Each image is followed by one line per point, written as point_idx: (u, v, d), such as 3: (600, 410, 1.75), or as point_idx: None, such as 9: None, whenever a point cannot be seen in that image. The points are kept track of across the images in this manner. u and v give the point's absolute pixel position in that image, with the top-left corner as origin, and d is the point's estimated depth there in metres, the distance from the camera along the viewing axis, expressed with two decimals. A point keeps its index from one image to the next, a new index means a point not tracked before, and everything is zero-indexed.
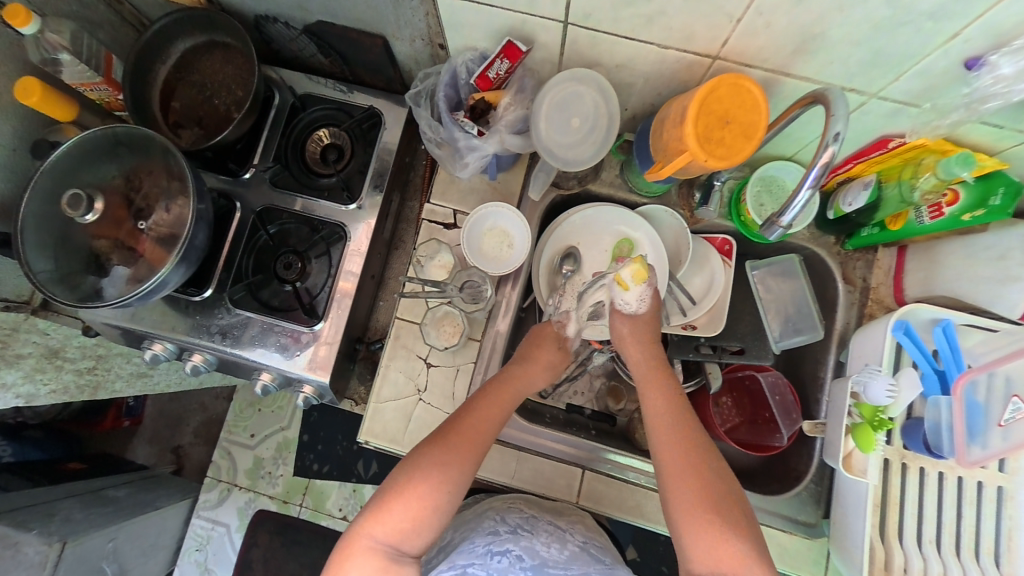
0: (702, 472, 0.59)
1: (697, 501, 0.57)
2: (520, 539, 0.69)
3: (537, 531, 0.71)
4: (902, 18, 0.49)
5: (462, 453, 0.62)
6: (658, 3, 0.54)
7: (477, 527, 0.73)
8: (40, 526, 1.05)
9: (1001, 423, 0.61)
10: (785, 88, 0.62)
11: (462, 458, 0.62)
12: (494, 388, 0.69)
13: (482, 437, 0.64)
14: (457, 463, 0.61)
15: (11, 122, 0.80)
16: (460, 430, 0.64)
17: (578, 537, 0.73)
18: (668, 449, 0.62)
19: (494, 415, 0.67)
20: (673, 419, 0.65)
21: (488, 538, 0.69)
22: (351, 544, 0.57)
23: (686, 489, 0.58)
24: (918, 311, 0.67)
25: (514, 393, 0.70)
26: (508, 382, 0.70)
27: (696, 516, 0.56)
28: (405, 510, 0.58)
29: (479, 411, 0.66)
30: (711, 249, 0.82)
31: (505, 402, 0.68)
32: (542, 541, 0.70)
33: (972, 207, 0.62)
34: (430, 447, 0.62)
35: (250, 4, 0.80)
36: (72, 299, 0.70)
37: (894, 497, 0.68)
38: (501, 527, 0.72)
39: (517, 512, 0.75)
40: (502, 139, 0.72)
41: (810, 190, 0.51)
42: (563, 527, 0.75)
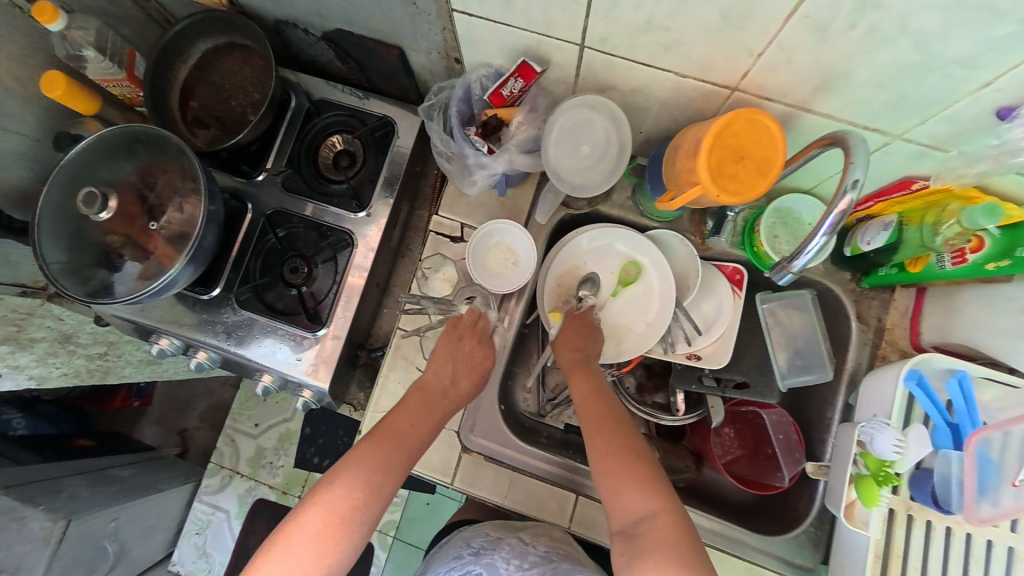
0: (611, 437, 0.64)
1: (615, 460, 0.61)
2: (480, 559, 0.72)
3: (499, 549, 0.74)
4: (931, 63, 0.47)
5: (380, 467, 0.64)
6: (677, 32, 0.52)
7: (446, 554, 0.78)
8: (46, 501, 1.07)
9: (1015, 483, 0.58)
10: (804, 124, 0.60)
11: (376, 474, 0.64)
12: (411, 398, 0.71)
13: (401, 458, 0.66)
14: (374, 482, 0.63)
15: (37, 113, 0.83)
16: (374, 448, 0.65)
17: (540, 547, 0.73)
18: (592, 422, 0.66)
19: (408, 434, 0.68)
20: (595, 400, 0.68)
21: (450, 565, 0.74)
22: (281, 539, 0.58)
23: (605, 453, 0.62)
24: (933, 361, 0.64)
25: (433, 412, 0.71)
26: (422, 394, 0.71)
27: (617, 473, 0.60)
28: (313, 535, 0.58)
29: (394, 428, 0.68)
30: (720, 278, 0.80)
31: (417, 412, 0.70)
32: (503, 558, 0.72)
33: (996, 257, 0.59)
34: (348, 464, 0.63)
35: (271, 8, 0.80)
36: (81, 292, 0.72)
37: (896, 550, 0.66)
38: (463, 550, 0.75)
39: (483, 536, 0.77)
40: (511, 158, 0.71)
41: (825, 236, 0.48)
42: (527, 540, 0.75)
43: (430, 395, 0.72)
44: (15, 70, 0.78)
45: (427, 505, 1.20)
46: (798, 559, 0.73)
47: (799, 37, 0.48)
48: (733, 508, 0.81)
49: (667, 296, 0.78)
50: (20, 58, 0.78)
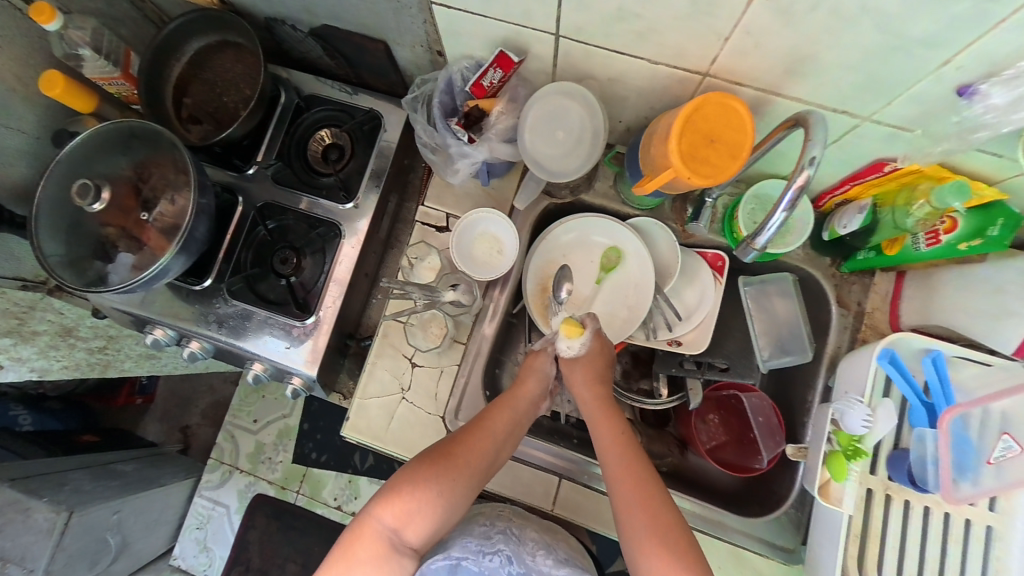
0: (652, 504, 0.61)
1: (648, 527, 0.59)
2: (509, 541, 0.72)
3: (525, 538, 0.73)
4: (893, 44, 0.47)
5: (472, 461, 0.66)
6: (647, 19, 0.54)
7: (470, 520, 0.76)
8: (50, 494, 1.10)
9: (991, 461, 0.60)
10: (776, 108, 0.61)
11: (469, 466, 0.65)
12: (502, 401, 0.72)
13: (490, 449, 0.68)
14: (473, 470, 0.65)
15: (37, 111, 0.85)
16: (466, 441, 0.67)
17: (562, 552, 0.73)
18: (623, 481, 0.64)
19: (501, 423, 0.70)
20: (627, 455, 0.66)
21: (479, 538, 0.73)
22: (391, 488, 0.63)
23: (637, 516, 0.61)
24: (909, 341, 0.64)
25: (516, 408, 0.72)
26: (511, 399, 0.73)
27: (650, 542, 0.59)
28: (408, 503, 0.61)
29: (482, 429, 0.68)
30: (702, 264, 0.81)
31: (504, 416, 0.71)
32: (529, 549, 0.72)
33: (969, 236, 0.60)
34: (450, 442, 0.67)
35: (261, 6, 0.83)
36: (78, 283, 0.74)
37: (875, 530, 0.66)
38: (491, 529, 0.74)
39: (505, 519, 0.75)
40: (491, 147, 0.73)
41: (784, 212, 0.49)
42: (548, 539, 0.74)
43: (515, 407, 0.73)
44: (17, 69, 0.80)
45: None
46: (779, 540, 0.73)
47: (763, 21, 0.49)
48: (717, 493, 0.82)
49: (647, 283, 0.80)
50: (21, 58, 0.81)
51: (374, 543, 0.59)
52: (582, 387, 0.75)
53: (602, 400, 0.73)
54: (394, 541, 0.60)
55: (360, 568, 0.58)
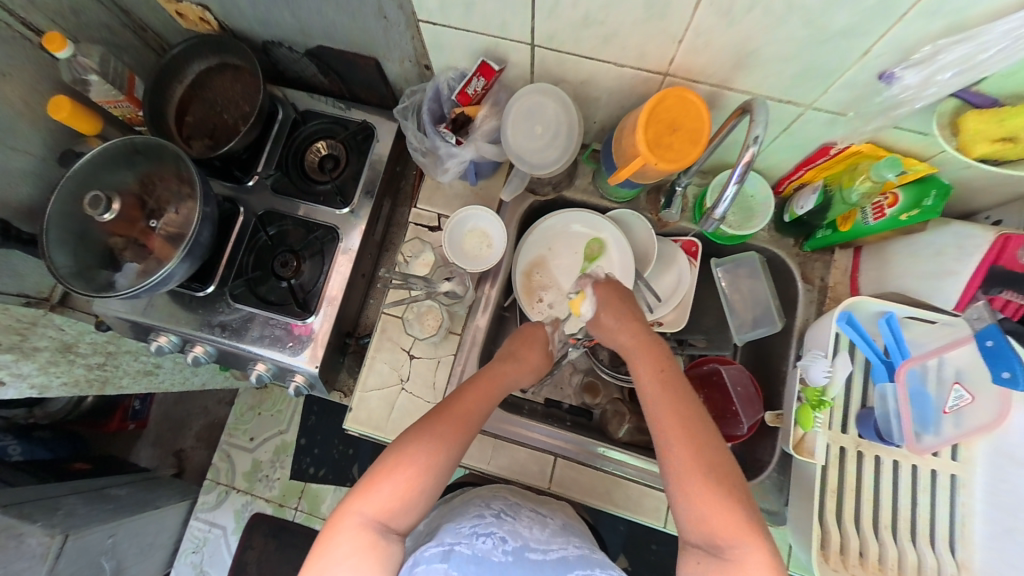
0: (690, 428, 0.59)
1: (681, 436, 0.58)
2: (503, 523, 0.71)
3: (519, 516, 0.74)
4: (820, 36, 0.55)
5: (449, 440, 0.66)
6: (610, 26, 0.61)
7: (462, 513, 0.75)
8: (45, 518, 1.10)
9: (947, 410, 0.65)
10: (730, 100, 0.69)
11: (448, 446, 0.65)
12: (480, 380, 0.73)
13: (471, 423, 0.68)
14: (453, 446, 0.65)
15: (43, 134, 0.89)
16: (443, 425, 0.67)
17: (558, 519, 0.76)
18: (668, 422, 0.60)
19: (481, 401, 0.71)
20: (665, 378, 0.65)
21: (473, 522, 0.71)
22: (370, 476, 0.63)
23: (687, 458, 0.57)
24: (865, 304, 0.70)
25: (501, 386, 0.73)
26: (493, 376, 0.74)
27: (697, 483, 0.55)
28: (389, 490, 0.61)
29: (457, 410, 0.68)
30: (678, 250, 0.87)
31: (485, 397, 0.71)
32: (524, 525, 0.73)
33: (908, 208, 0.67)
34: (430, 422, 0.66)
35: (260, 30, 0.90)
36: (88, 290, 0.77)
37: (850, 484, 0.71)
38: (485, 512, 0.74)
39: (502, 498, 0.78)
40: (478, 147, 0.80)
41: (736, 185, 0.57)
42: (544, 513, 0.77)
43: (494, 383, 0.73)
44: (25, 95, 0.85)
45: None
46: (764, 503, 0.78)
47: (709, 23, 0.57)
48: None
49: (627, 266, 0.85)
50: (29, 84, 0.85)
51: (357, 534, 0.58)
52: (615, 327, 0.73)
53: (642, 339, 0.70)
54: (379, 529, 0.60)
55: (343, 561, 0.57)
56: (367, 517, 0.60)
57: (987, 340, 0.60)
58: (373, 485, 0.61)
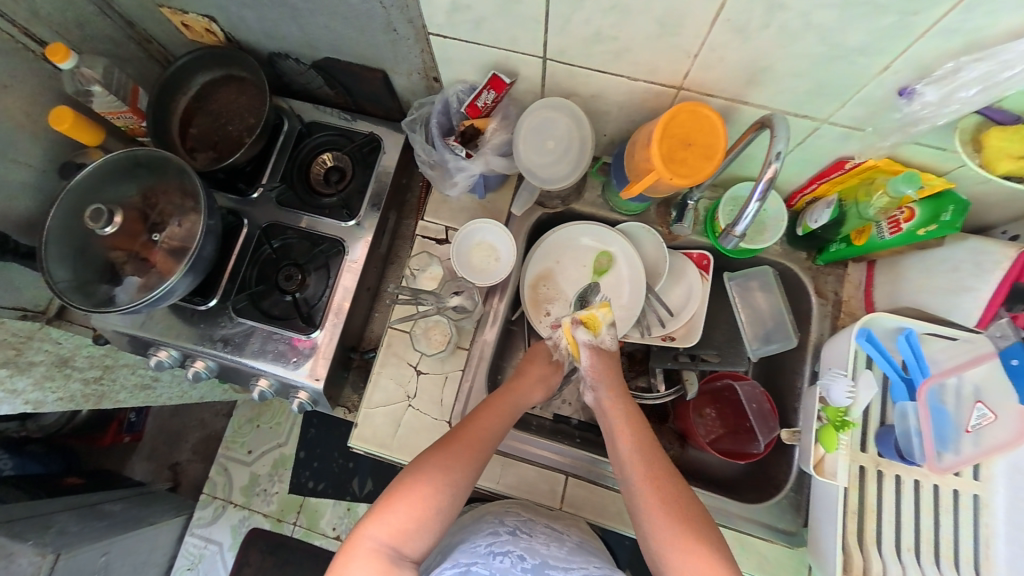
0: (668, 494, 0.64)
1: (657, 501, 0.64)
2: (519, 540, 0.70)
3: (535, 533, 0.72)
4: (836, 53, 0.54)
5: (462, 462, 0.65)
6: (622, 41, 0.60)
7: (476, 530, 0.74)
8: (35, 537, 1.06)
9: (969, 429, 0.63)
10: (743, 115, 0.68)
11: (462, 465, 0.65)
12: (491, 402, 0.73)
13: (484, 443, 0.68)
14: (466, 467, 0.65)
15: (43, 146, 0.88)
16: (457, 447, 0.67)
17: (573, 537, 0.74)
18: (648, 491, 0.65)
19: (494, 422, 0.71)
20: (644, 452, 0.69)
21: (488, 539, 0.71)
22: (384, 498, 0.62)
23: (663, 525, 0.62)
24: (881, 320, 0.69)
25: (511, 405, 0.74)
26: (506, 398, 0.74)
27: (676, 544, 0.61)
28: (404, 511, 0.61)
29: (473, 430, 0.69)
30: (688, 263, 0.87)
31: (498, 417, 0.72)
32: (541, 541, 0.71)
33: (926, 223, 0.66)
34: (444, 445, 0.67)
35: (265, 42, 0.89)
36: (87, 305, 0.75)
37: (870, 504, 0.69)
38: (500, 528, 0.73)
39: (514, 514, 0.76)
40: (487, 160, 0.78)
41: (758, 203, 0.57)
42: (559, 528, 0.75)
43: (506, 403, 0.74)
44: (26, 106, 0.84)
45: None
46: (782, 523, 0.76)
47: (724, 39, 0.56)
48: (718, 482, 0.84)
49: (638, 282, 0.85)
50: (30, 96, 0.84)
51: (368, 558, 0.57)
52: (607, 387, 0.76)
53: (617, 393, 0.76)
54: (392, 552, 0.59)
55: None
56: (380, 539, 0.59)
57: (1012, 359, 0.58)
58: (388, 506, 0.61)
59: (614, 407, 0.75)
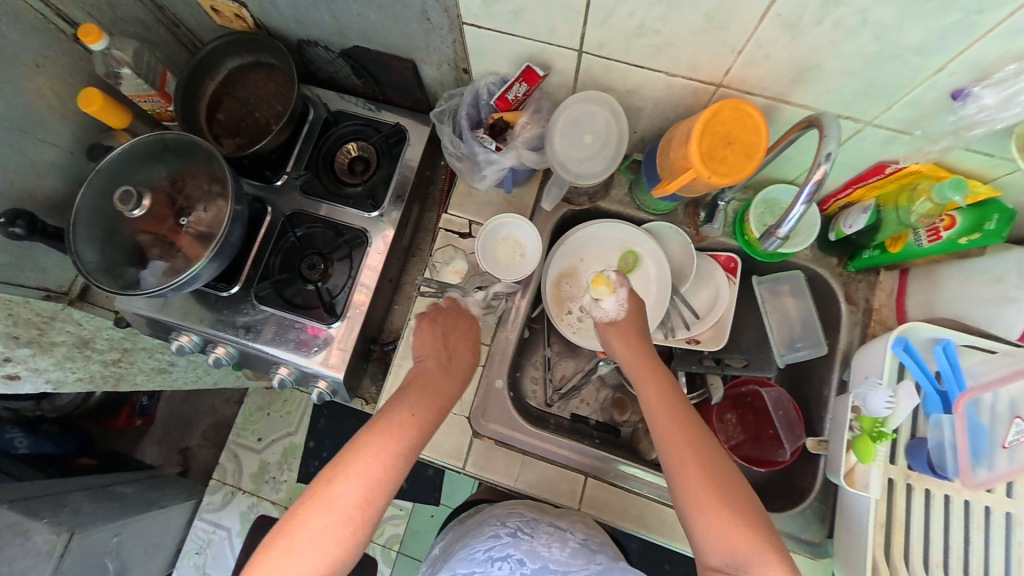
0: (700, 450, 0.61)
1: (685, 453, 0.61)
2: (520, 543, 0.71)
3: (537, 534, 0.73)
4: (890, 53, 0.53)
5: (374, 484, 0.60)
6: (665, 35, 0.59)
7: (479, 534, 0.76)
8: (50, 516, 1.07)
9: (1006, 444, 0.62)
10: (783, 115, 0.67)
11: (377, 486, 0.60)
12: (407, 406, 0.67)
13: (403, 455, 0.63)
14: (380, 487, 0.60)
15: (72, 127, 0.88)
16: (367, 464, 0.60)
17: (579, 533, 0.74)
18: (678, 445, 0.62)
19: (412, 429, 0.65)
20: (671, 406, 0.66)
21: (488, 544, 0.71)
22: (283, 539, 0.56)
23: (696, 477, 0.59)
24: (919, 329, 0.68)
25: (430, 405, 0.69)
26: (426, 395, 0.70)
27: (709, 503, 0.58)
28: (315, 550, 0.55)
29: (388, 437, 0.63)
30: (716, 266, 0.85)
31: (418, 422, 0.66)
32: (542, 543, 0.71)
33: (968, 231, 0.65)
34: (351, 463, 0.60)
35: (295, 29, 0.88)
36: (114, 286, 0.75)
37: (899, 517, 0.68)
38: (502, 531, 0.73)
39: (517, 515, 0.77)
40: (518, 154, 0.77)
41: (804, 205, 0.55)
42: (563, 526, 0.75)
43: (427, 404, 0.69)
44: (57, 87, 0.84)
45: (434, 518, 1.24)
46: (805, 534, 0.75)
47: (773, 35, 0.54)
48: None
49: (665, 283, 0.83)
50: (61, 77, 0.84)
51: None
52: (621, 344, 0.74)
53: (641, 354, 0.72)
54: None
55: None
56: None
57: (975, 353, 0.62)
58: (293, 548, 0.55)
59: (637, 356, 0.72)
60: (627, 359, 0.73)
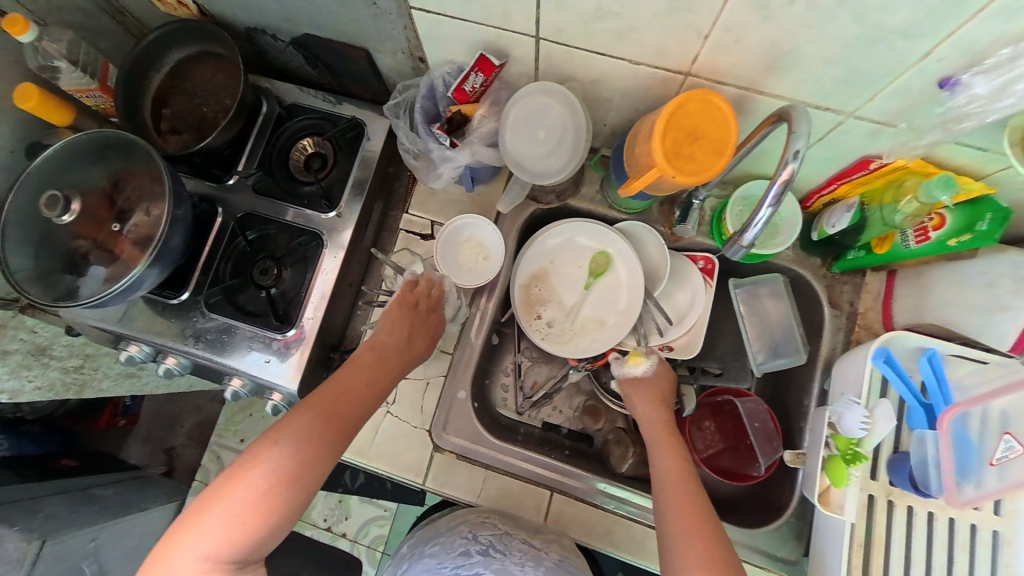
0: (705, 527, 0.58)
1: (689, 527, 0.58)
2: (491, 562, 0.68)
3: (510, 551, 0.68)
4: (872, 35, 0.47)
5: (309, 445, 0.59)
6: (626, 18, 0.53)
7: (447, 541, 0.71)
8: (22, 522, 0.98)
9: (993, 461, 0.58)
10: (758, 106, 0.61)
11: (313, 446, 0.59)
12: (355, 368, 0.67)
13: (345, 417, 0.63)
14: (316, 447, 0.59)
15: (11, 124, 0.83)
16: (304, 424, 0.60)
17: (554, 553, 0.68)
18: (682, 517, 0.59)
19: (360, 390, 0.65)
20: (684, 477, 0.64)
21: (457, 562, 0.69)
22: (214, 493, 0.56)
23: (692, 553, 0.56)
24: (903, 338, 0.63)
25: (380, 372, 0.69)
26: (378, 362, 0.69)
27: None
28: (244, 506, 0.55)
29: (333, 395, 0.64)
30: (692, 268, 0.80)
31: (365, 384, 0.66)
32: (515, 562, 0.68)
33: (958, 232, 0.59)
34: (287, 425, 0.60)
35: (242, 16, 0.82)
36: (47, 297, 0.71)
37: (879, 536, 0.64)
38: (472, 547, 0.69)
39: (490, 527, 0.71)
40: (474, 150, 0.72)
41: (770, 208, 0.50)
42: (538, 545, 0.69)
43: (376, 368, 0.69)
44: None
45: None
46: (781, 552, 0.72)
47: (741, 16, 0.49)
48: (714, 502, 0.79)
49: (637, 286, 0.79)
50: None
51: (201, 571, 0.52)
52: (644, 408, 0.73)
53: (662, 423, 0.71)
54: (233, 559, 0.53)
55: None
56: (217, 541, 0.53)
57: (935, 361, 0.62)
58: (225, 500, 0.55)
59: (656, 423, 0.71)
60: (648, 423, 0.72)
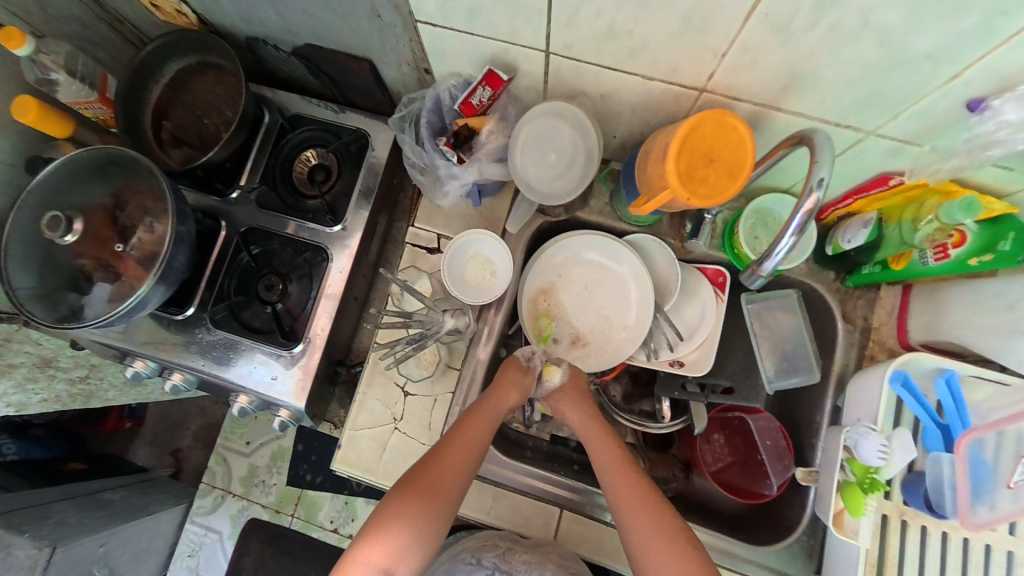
0: (646, 495, 0.64)
1: (631, 496, 0.64)
2: None
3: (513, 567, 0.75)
4: (897, 58, 0.45)
5: (431, 509, 0.63)
6: (639, 37, 0.51)
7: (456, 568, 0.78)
8: (32, 529, 0.97)
9: (1010, 485, 0.57)
10: (774, 124, 0.59)
11: (433, 510, 0.63)
12: (468, 422, 0.69)
13: (455, 478, 0.65)
14: (435, 510, 0.63)
15: (11, 137, 0.81)
16: (422, 489, 0.63)
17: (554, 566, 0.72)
18: (622, 493, 0.65)
19: (471, 448, 0.67)
20: (614, 455, 0.69)
21: None
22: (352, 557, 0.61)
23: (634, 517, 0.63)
24: (919, 361, 0.63)
25: (491, 422, 0.70)
26: (486, 408, 0.70)
27: (651, 536, 0.61)
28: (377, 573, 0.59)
29: (448, 455, 0.66)
30: (702, 282, 0.79)
31: (477, 437, 0.68)
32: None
33: (979, 252, 0.57)
34: (406, 491, 0.64)
35: (242, 26, 0.80)
36: (49, 317, 0.70)
37: (891, 560, 0.63)
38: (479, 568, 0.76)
39: (492, 549, 0.78)
40: (481, 168, 0.71)
41: (793, 236, 0.49)
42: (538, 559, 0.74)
43: (487, 419, 0.70)
44: None
45: None
46: (792, 570, 0.71)
47: (760, 37, 0.47)
48: (720, 517, 0.80)
49: (646, 302, 0.77)
50: None
51: None
52: (568, 405, 0.75)
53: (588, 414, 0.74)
54: None
55: None
56: None
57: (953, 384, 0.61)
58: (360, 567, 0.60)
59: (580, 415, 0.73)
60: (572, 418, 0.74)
